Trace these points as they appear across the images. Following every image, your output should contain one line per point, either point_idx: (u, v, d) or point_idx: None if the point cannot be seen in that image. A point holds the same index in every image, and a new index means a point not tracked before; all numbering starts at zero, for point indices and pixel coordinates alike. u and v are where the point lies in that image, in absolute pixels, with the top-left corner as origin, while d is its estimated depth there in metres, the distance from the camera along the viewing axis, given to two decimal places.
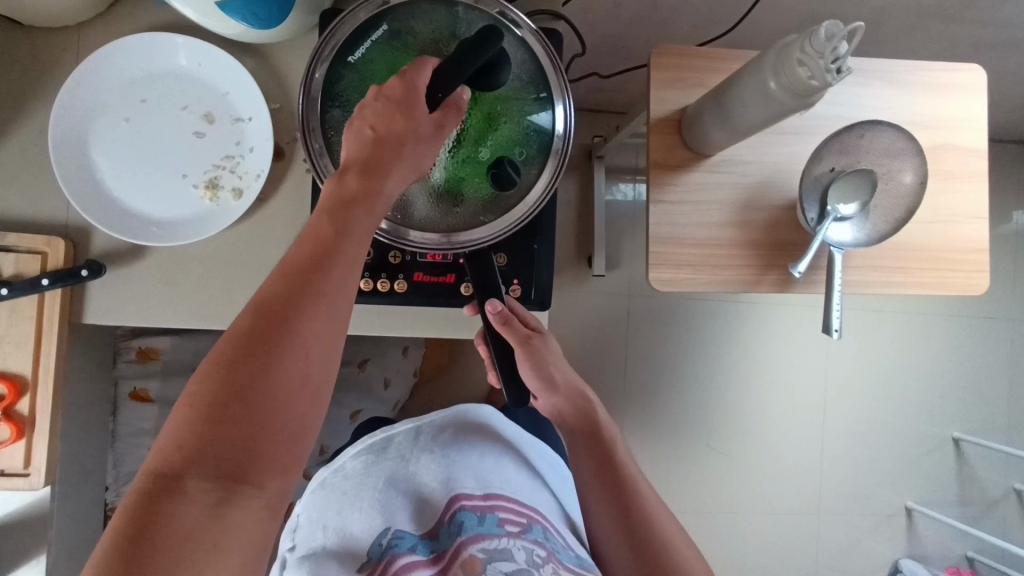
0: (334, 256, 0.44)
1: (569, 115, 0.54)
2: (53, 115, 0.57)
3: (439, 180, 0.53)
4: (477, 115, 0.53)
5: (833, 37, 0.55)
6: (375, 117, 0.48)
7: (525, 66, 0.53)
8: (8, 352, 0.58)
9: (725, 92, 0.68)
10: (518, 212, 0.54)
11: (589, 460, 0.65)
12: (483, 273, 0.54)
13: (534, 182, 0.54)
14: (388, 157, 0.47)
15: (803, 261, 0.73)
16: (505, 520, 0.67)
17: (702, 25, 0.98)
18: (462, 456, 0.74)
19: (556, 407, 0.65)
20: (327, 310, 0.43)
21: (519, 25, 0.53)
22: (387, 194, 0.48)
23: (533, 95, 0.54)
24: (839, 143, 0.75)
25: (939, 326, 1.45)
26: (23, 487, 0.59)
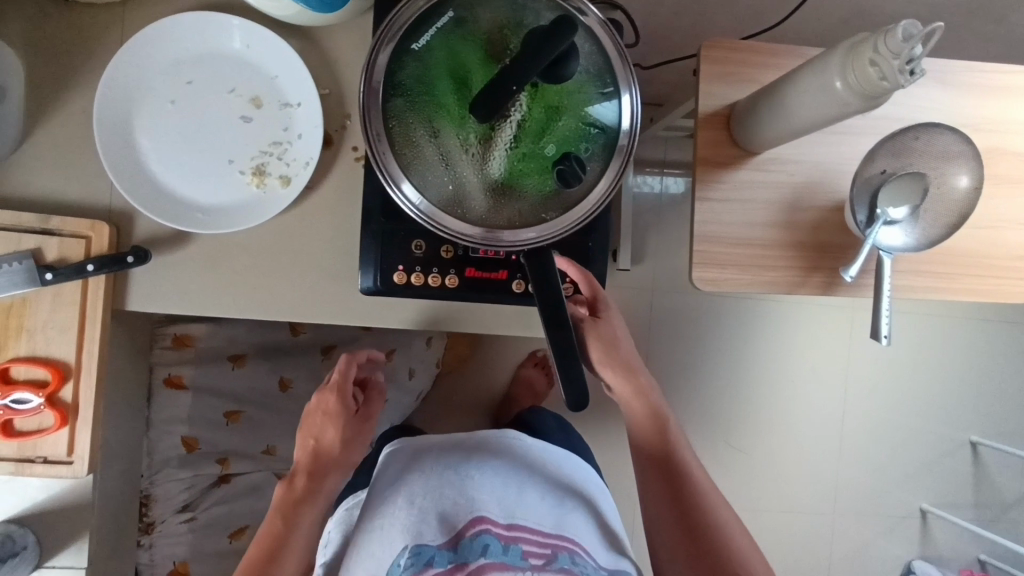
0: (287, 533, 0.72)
1: (635, 110, 0.53)
2: (98, 95, 0.56)
3: (500, 175, 0.52)
4: (541, 107, 0.51)
5: (911, 38, 0.52)
6: (315, 429, 0.74)
7: (592, 58, 0.52)
8: (51, 338, 0.57)
9: (782, 89, 0.66)
10: (580, 211, 0.53)
11: (660, 488, 0.68)
12: (541, 271, 0.52)
13: (598, 179, 0.53)
14: (324, 458, 0.74)
15: (854, 265, 0.71)
16: (528, 553, 0.70)
17: (746, 19, 0.95)
18: (482, 478, 0.76)
19: (632, 420, 0.70)
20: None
21: (588, 16, 0.51)
22: (324, 487, 0.74)
23: (599, 88, 0.52)
24: (893, 144, 0.73)
25: (963, 329, 1.44)
26: (66, 475, 0.58)
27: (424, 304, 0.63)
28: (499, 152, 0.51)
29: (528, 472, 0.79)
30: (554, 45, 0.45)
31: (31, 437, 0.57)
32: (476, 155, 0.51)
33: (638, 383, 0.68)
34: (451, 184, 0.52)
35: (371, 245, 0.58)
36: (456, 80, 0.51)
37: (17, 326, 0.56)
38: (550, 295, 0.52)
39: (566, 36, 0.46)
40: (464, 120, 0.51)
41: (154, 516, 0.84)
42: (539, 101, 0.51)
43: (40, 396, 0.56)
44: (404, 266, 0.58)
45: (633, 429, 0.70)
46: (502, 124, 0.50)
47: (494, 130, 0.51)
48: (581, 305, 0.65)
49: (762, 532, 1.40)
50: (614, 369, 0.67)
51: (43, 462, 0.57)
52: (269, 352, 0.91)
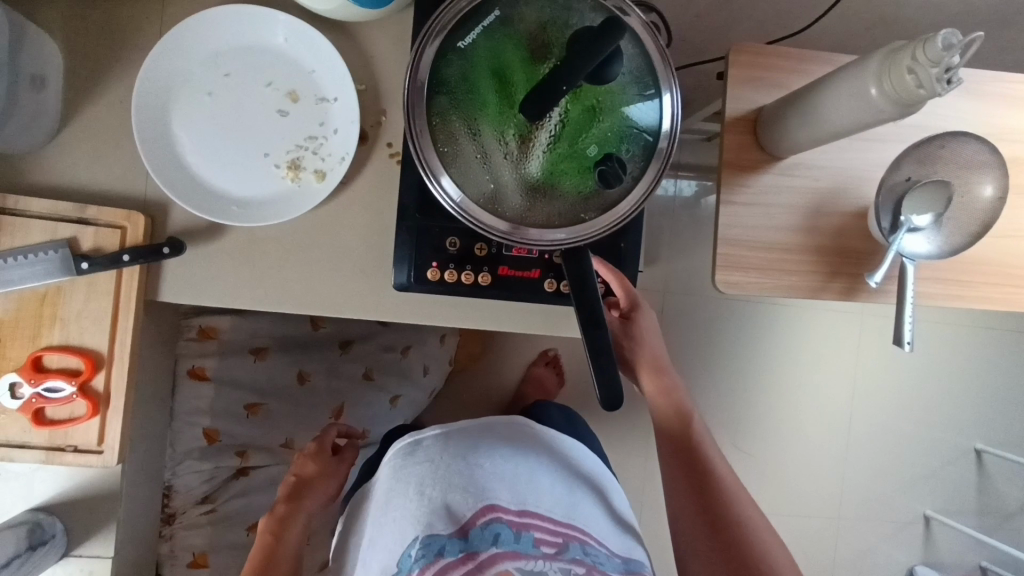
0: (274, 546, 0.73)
1: (676, 111, 0.53)
2: (138, 85, 0.56)
3: (540, 175, 0.52)
4: (582, 107, 0.51)
5: (950, 48, 0.52)
6: (299, 465, 0.80)
7: (635, 61, 0.52)
8: (84, 327, 0.57)
9: (814, 94, 0.67)
10: (617, 212, 0.53)
11: (680, 473, 0.69)
12: (579, 270, 0.53)
13: (637, 180, 0.53)
14: (308, 485, 0.78)
15: (879, 271, 0.71)
16: (540, 540, 0.69)
17: (770, 25, 0.96)
18: (491, 467, 0.75)
19: (655, 409, 0.72)
20: None
21: (632, 18, 0.51)
22: (306, 506, 0.77)
23: (640, 90, 0.53)
24: (919, 152, 0.73)
25: (970, 338, 1.44)
26: (96, 465, 0.58)
27: (454, 301, 0.63)
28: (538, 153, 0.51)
29: (537, 461, 0.79)
30: (601, 47, 0.45)
31: (62, 426, 0.57)
32: (516, 154, 0.52)
33: (665, 379, 0.72)
34: (490, 182, 0.52)
35: (406, 240, 0.59)
36: (499, 78, 0.51)
37: (50, 315, 0.56)
38: (588, 294, 0.52)
39: (614, 37, 0.46)
40: (504, 119, 0.51)
41: (175, 507, 0.85)
42: (580, 102, 0.51)
43: (72, 385, 0.56)
44: (438, 262, 0.58)
45: (657, 419, 0.72)
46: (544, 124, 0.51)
47: (535, 130, 0.51)
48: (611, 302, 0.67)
49: None
50: (645, 356, 0.71)
51: (73, 451, 0.57)
52: (289, 345, 0.91)
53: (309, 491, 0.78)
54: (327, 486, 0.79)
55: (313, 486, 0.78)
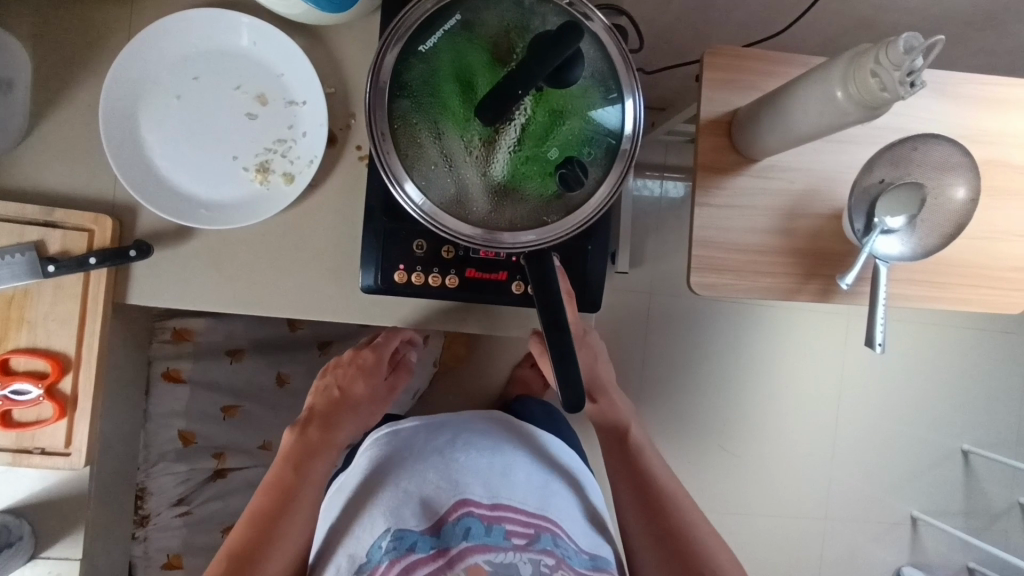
0: (297, 485, 0.71)
1: (638, 115, 0.53)
2: (104, 90, 0.56)
3: (502, 177, 0.52)
4: (544, 111, 0.51)
5: (912, 50, 0.53)
6: (343, 380, 0.80)
7: (596, 64, 0.52)
8: (51, 329, 0.57)
9: (784, 98, 0.67)
10: (580, 215, 0.53)
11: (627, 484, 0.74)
12: (539, 271, 0.53)
13: (598, 183, 0.53)
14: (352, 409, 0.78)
15: (850, 273, 0.72)
16: (511, 533, 0.70)
17: (750, 28, 0.96)
18: (467, 461, 0.76)
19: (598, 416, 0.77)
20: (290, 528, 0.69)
21: (592, 20, 0.52)
22: (332, 438, 0.75)
23: (602, 93, 0.53)
24: (892, 155, 0.74)
25: (956, 339, 1.45)
26: (63, 467, 0.58)
27: (424, 303, 0.63)
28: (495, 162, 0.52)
29: (514, 452, 0.79)
30: (559, 51, 0.45)
31: (29, 429, 0.57)
32: (479, 157, 0.52)
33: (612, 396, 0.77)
34: (454, 184, 0.52)
35: (372, 244, 0.59)
36: (462, 82, 0.51)
37: (17, 317, 0.56)
38: (549, 295, 0.53)
39: (573, 41, 0.46)
40: (467, 122, 0.51)
41: (149, 509, 0.86)
42: (542, 105, 0.51)
43: (39, 388, 0.56)
44: (405, 265, 0.59)
45: (603, 432, 0.77)
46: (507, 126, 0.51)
47: (497, 133, 0.51)
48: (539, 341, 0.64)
49: (753, 537, 1.41)
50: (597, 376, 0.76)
51: (40, 454, 0.58)
52: (268, 347, 0.91)
53: (348, 422, 0.77)
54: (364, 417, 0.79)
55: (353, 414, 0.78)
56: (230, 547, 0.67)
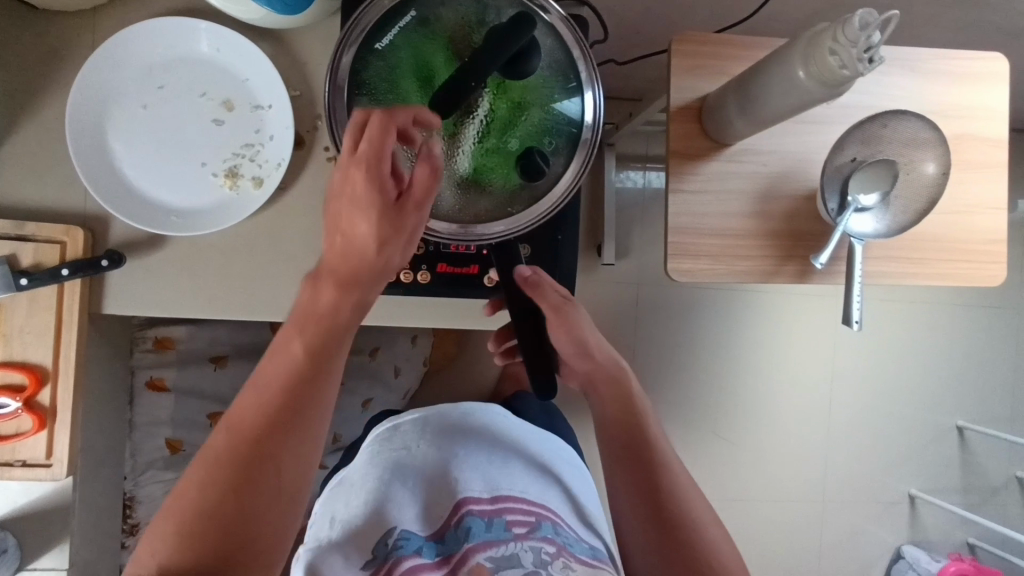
0: (316, 388, 0.50)
1: (598, 104, 0.53)
2: (69, 102, 0.56)
3: (465, 170, 0.53)
4: (504, 104, 0.53)
5: (867, 27, 0.54)
6: (346, 217, 0.47)
7: (554, 54, 0.53)
8: (29, 342, 0.58)
9: (751, 80, 0.67)
10: (544, 207, 0.53)
11: (624, 479, 0.65)
12: (507, 262, 0.55)
13: (561, 172, 0.54)
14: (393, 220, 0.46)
15: (824, 252, 0.73)
16: (512, 523, 0.70)
17: (720, 14, 0.96)
18: (467, 459, 0.78)
19: (588, 379, 0.68)
20: (300, 441, 0.49)
21: (548, 11, 0.52)
22: (362, 304, 0.50)
23: (561, 83, 0.54)
24: (863, 133, 0.74)
25: (946, 316, 1.45)
26: (45, 478, 0.59)
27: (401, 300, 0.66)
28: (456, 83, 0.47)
29: (511, 451, 0.81)
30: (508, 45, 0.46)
31: (9, 441, 0.58)
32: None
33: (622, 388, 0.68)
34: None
35: None
36: (422, 78, 0.52)
37: None
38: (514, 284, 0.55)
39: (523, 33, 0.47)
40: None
41: (138, 518, 0.86)
42: (501, 99, 0.52)
43: (18, 401, 0.57)
44: None
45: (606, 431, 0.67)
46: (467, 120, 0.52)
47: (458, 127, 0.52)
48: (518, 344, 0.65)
49: (750, 522, 1.41)
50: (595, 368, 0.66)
51: (21, 466, 0.59)
52: (252, 354, 0.92)
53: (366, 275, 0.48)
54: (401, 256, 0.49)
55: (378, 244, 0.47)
56: (211, 459, 0.47)
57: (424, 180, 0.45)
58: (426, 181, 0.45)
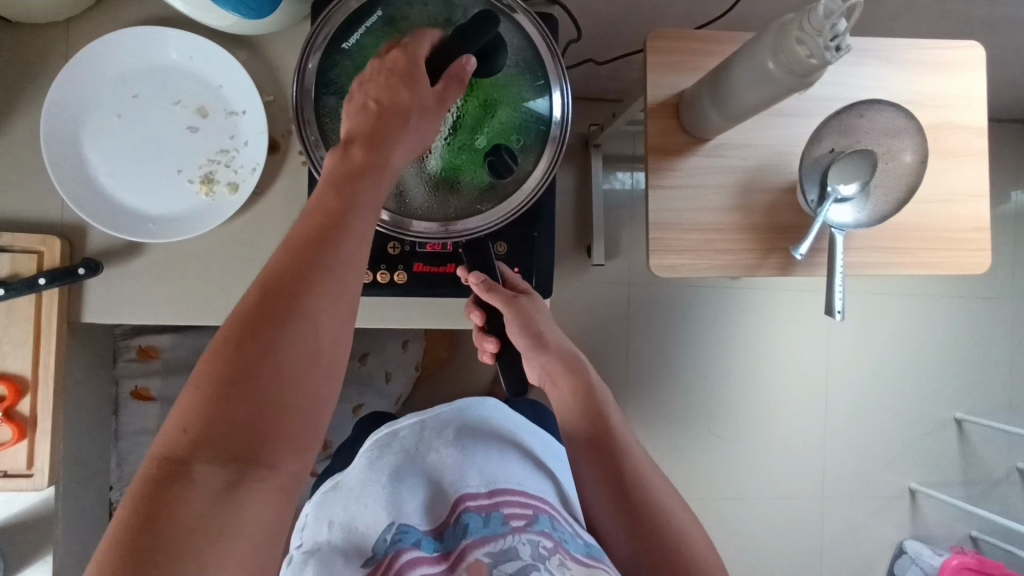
0: (338, 236, 0.44)
1: (566, 102, 0.54)
2: (43, 114, 0.56)
3: (436, 168, 0.53)
4: (473, 102, 0.53)
5: (831, 15, 0.53)
6: (381, 88, 0.48)
7: (521, 52, 0.54)
8: (7, 352, 0.58)
9: (723, 73, 0.68)
10: (515, 202, 0.54)
11: (595, 468, 0.67)
12: (480, 258, 0.60)
13: (530, 170, 0.55)
14: (421, 105, 0.48)
15: (803, 243, 0.73)
16: (510, 516, 0.68)
17: (698, 12, 0.96)
18: (465, 456, 0.77)
19: (545, 369, 0.68)
20: (333, 289, 0.43)
21: (515, 10, 0.52)
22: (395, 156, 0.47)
23: (530, 81, 0.54)
24: (839, 124, 0.74)
25: (939, 307, 1.44)
26: (26, 487, 0.60)
27: (382, 301, 0.66)
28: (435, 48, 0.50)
29: (508, 448, 0.80)
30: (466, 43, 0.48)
31: None
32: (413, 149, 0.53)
33: (580, 377, 0.68)
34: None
35: None
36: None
37: None
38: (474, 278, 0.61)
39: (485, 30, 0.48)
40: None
41: None
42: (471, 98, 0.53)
43: None
44: None
45: (567, 422, 0.69)
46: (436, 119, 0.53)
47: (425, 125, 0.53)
48: (491, 339, 0.67)
49: (749, 520, 1.40)
50: (549, 358, 0.67)
51: (1, 476, 0.59)
52: None
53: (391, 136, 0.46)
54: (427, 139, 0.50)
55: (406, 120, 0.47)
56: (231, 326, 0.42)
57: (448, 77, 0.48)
58: (452, 80, 0.48)
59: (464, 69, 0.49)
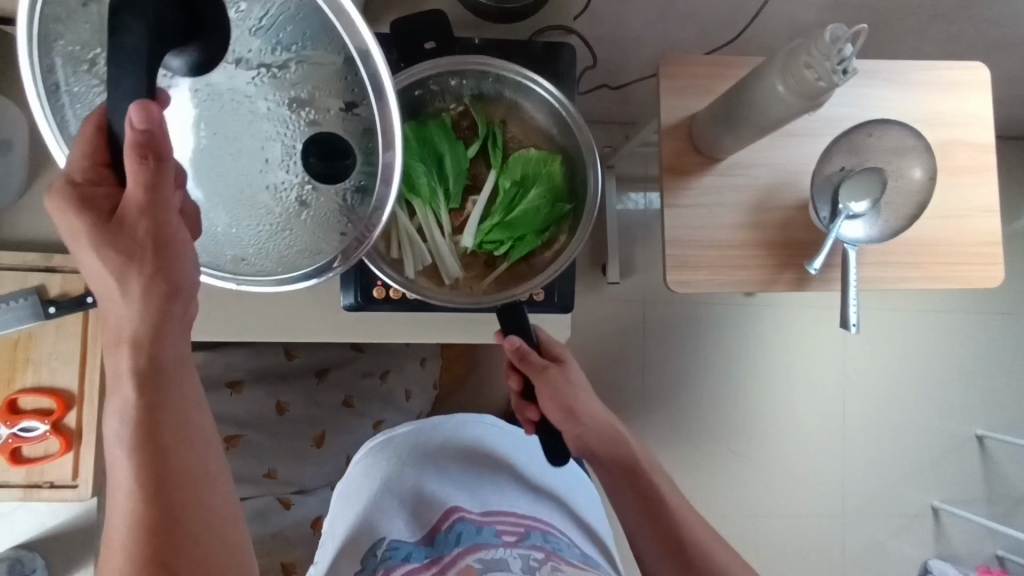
0: (168, 442, 0.42)
1: (596, 180, 0.61)
2: None
3: (470, 246, 0.65)
4: (508, 181, 0.64)
5: (838, 40, 0.57)
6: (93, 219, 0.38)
7: (554, 127, 0.64)
8: (58, 369, 0.65)
9: (734, 96, 0.70)
10: (390, 186, 0.45)
11: (632, 505, 0.75)
12: (515, 316, 0.61)
13: (557, 246, 0.65)
14: (146, 232, 0.38)
15: (817, 258, 0.75)
16: (501, 532, 0.73)
17: (706, 38, 1.00)
18: (459, 477, 0.82)
19: (582, 437, 0.73)
20: (198, 472, 0.43)
21: (544, 92, 0.62)
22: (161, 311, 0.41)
23: (557, 160, 0.64)
24: (848, 143, 0.76)
25: (955, 324, 1.44)
26: (73, 498, 0.65)
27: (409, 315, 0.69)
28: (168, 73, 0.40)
29: (504, 476, 0.83)
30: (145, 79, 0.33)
31: (38, 463, 0.64)
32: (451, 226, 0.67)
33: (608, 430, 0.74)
34: (214, 243, 0.45)
35: (351, 265, 0.64)
36: (432, 163, 0.64)
37: (26, 358, 0.64)
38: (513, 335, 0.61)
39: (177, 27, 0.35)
40: (437, 198, 0.65)
41: None
42: (504, 176, 0.65)
43: (46, 423, 0.63)
44: (382, 281, 0.64)
45: (602, 467, 0.76)
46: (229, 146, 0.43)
47: (464, 203, 0.67)
48: (532, 408, 0.69)
49: (770, 539, 1.39)
50: (581, 427, 0.72)
51: (49, 487, 0.65)
52: (267, 378, 0.94)
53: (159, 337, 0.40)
54: (184, 279, 0.41)
55: (144, 279, 0.39)
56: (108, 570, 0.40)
57: (129, 165, 0.35)
58: (131, 163, 0.35)
59: (139, 141, 0.34)
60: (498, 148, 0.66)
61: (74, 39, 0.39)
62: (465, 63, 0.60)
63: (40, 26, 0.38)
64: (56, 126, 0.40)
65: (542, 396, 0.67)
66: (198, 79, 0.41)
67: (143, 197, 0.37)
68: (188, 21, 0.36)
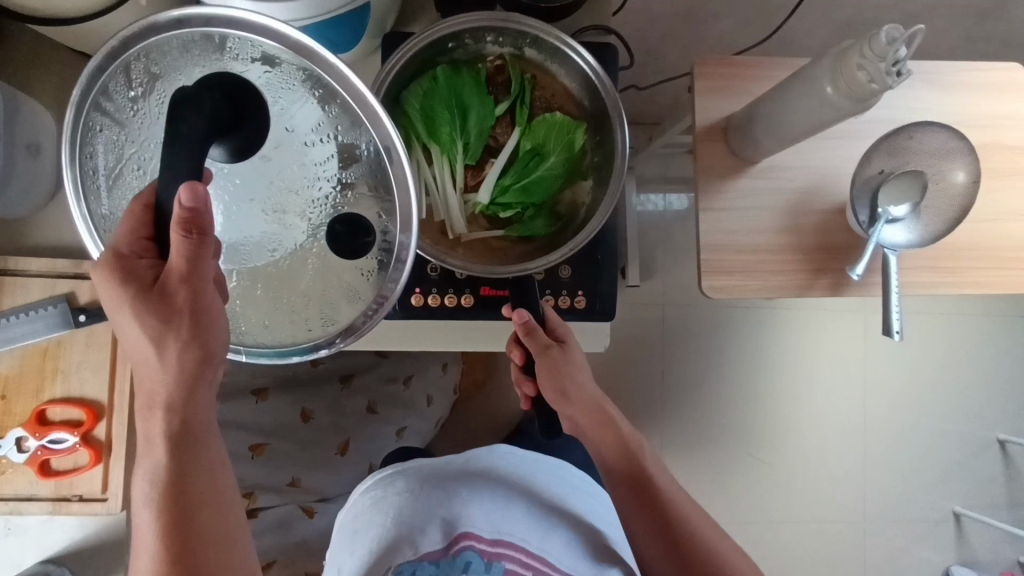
0: (189, 489, 0.45)
1: (624, 148, 0.58)
2: None
3: (484, 202, 0.63)
4: (529, 142, 0.63)
5: (894, 42, 0.55)
6: (140, 294, 0.42)
7: (588, 90, 0.62)
8: (86, 379, 0.65)
9: (775, 98, 0.69)
10: (402, 272, 0.47)
11: (636, 509, 0.68)
12: (522, 290, 0.59)
13: (578, 225, 0.62)
14: (184, 301, 0.42)
15: (860, 264, 0.73)
16: (511, 572, 0.74)
17: (736, 39, 0.98)
18: (471, 496, 0.79)
19: (573, 419, 0.67)
20: (218, 515, 0.46)
21: (579, 57, 0.58)
22: (199, 380, 0.45)
23: (583, 129, 0.62)
24: (889, 145, 0.75)
25: (978, 327, 1.43)
26: (102, 511, 0.66)
27: (442, 324, 0.68)
28: (212, 160, 0.42)
29: (514, 496, 0.80)
30: (193, 167, 0.36)
31: (67, 476, 0.65)
32: (466, 183, 0.65)
33: (611, 429, 0.68)
34: (232, 318, 0.47)
35: None
36: (456, 114, 0.62)
37: (53, 368, 0.65)
38: (519, 307, 0.59)
39: (218, 118, 0.38)
40: (455, 149, 0.63)
41: None
42: (526, 138, 0.63)
43: (75, 435, 0.64)
44: (421, 288, 0.63)
45: (602, 464, 0.69)
46: (247, 172, 0.43)
47: (483, 162, 0.65)
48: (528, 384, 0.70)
49: (791, 546, 1.38)
50: (575, 411, 0.66)
51: (78, 500, 0.65)
52: (293, 384, 0.92)
53: (191, 403, 0.45)
54: (217, 348, 0.44)
55: (182, 344, 0.43)
56: None
57: (174, 241, 0.38)
58: (176, 238, 0.37)
59: (184, 218, 0.37)
60: (526, 106, 0.63)
61: (118, 131, 0.43)
62: (505, 23, 0.57)
63: (88, 120, 0.43)
64: (93, 226, 0.44)
65: (541, 376, 0.64)
66: (234, 165, 0.43)
67: (185, 268, 0.40)
68: (232, 114, 0.39)
